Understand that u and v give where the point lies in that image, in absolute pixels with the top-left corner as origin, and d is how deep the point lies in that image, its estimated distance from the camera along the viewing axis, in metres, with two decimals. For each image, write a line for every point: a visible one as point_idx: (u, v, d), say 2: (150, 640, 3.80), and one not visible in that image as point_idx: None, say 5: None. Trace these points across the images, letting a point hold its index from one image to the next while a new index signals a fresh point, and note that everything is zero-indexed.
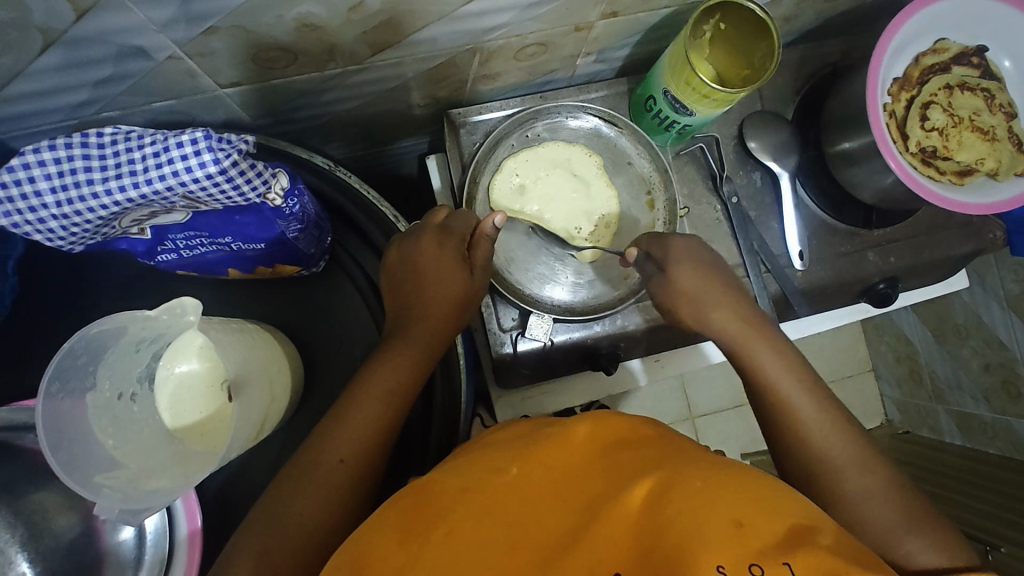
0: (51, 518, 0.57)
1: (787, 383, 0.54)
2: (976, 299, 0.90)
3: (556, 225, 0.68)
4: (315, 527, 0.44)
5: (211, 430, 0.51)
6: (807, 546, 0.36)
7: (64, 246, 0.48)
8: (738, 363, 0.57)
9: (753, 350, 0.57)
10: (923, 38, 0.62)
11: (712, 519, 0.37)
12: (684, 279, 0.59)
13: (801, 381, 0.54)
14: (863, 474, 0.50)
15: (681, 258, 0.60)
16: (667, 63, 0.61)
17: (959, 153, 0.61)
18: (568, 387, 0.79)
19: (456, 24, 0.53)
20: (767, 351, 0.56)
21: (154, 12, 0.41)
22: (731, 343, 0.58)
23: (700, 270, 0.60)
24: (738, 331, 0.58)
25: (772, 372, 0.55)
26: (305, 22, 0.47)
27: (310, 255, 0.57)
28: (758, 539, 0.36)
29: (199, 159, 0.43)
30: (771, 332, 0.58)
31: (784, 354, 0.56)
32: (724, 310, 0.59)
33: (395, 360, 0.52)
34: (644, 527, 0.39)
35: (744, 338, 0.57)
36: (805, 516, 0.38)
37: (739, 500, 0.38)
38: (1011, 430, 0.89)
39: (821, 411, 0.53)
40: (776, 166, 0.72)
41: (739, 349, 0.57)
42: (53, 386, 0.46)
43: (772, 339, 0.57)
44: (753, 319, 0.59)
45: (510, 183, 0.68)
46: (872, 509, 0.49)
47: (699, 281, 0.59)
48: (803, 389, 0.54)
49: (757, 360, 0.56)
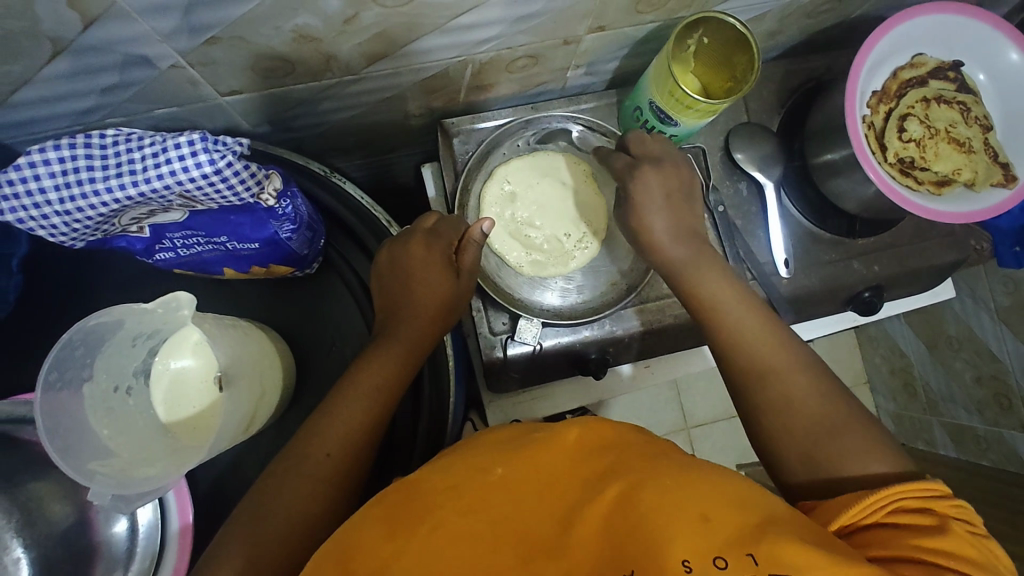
0: (46, 507, 0.58)
1: (723, 301, 0.55)
2: (967, 310, 0.91)
3: (549, 228, 0.70)
4: (302, 520, 0.46)
5: (203, 424, 0.52)
6: (773, 535, 0.37)
7: (66, 242, 0.50)
8: (681, 286, 0.58)
9: (695, 274, 0.57)
10: (900, 54, 0.64)
11: (685, 512, 0.38)
12: (646, 214, 0.60)
13: (740, 300, 0.54)
14: (795, 378, 0.49)
15: (657, 181, 0.61)
16: (652, 76, 0.63)
17: (935, 164, 0.63)
18: (560, 393, 0.80)
19: (447, 36, 0.55)
20: (709, 277, 0.56)
21: (158, 23, 0.44)
22: (675, 271, 0.59)
23: (662, 193, 0.61)
24: (683, 256, 0.58)
25: (709, 293, 0.56)
26: (302, 33, 0.49)
27: (304, 256, 0.59)
28: (729, 530, 0.37)
29: (196, 159, 0.45)
30: (714, 261, 0.58)
31: (722, 276, 0.57)
32: (669, 240, 0.59)
33: (385, 358, 0.53)
34: (621, 518, 0.39)
35: (686, 263, 0.58)
36: (773, 509, 0.39)
37: (715, 499, 0.39)
38: (1004, 442, 0.89)
39: (751, 320, 0.53)
40: (761, 176, 0.74)
41: (680, 272, 0.58)
42: (52, 376, 0.47)
43: (713, 264, 0.58)
44: (699, 248, 0.59)
45: (501, 189, 0.70)
46: (800, 413, 0.47)
47: (661, 208, 0.60)
48: (737, 304, 0.54)
49: (698, 283, 0.56)
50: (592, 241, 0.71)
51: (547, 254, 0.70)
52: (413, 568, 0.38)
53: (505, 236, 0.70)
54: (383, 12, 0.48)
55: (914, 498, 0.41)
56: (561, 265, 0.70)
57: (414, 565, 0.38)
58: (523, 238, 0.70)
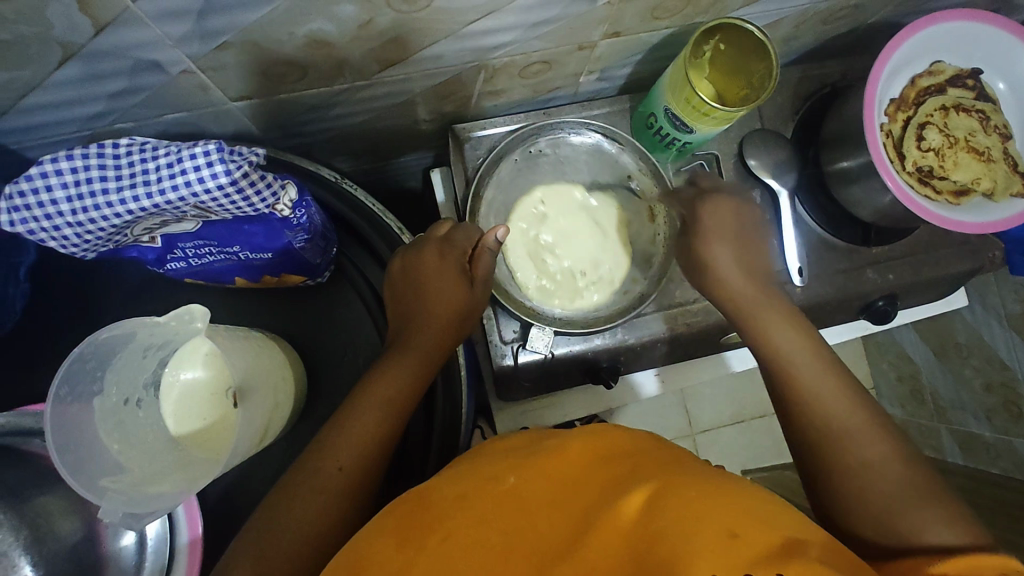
0: (53, 522, 0.57)
1: (796, 354, 0.53)
2: (978, 318, 0.90)
3: (570, 266, 0.70)
4: (316, 536, 0.45)
5: (214, 437, 0.51)
6: (801, 557, 0.34)
7: (77, 253, 0.49)
8: (748, 331, 0.57)
9: (764, 321, 0.56)
10: (918, 61, 0.64)
11: (704, 528, 0.36)
12: (713, 248, 0.60)
13: (814, 354, 0.53)
14: (870, 441, 0.47)
15: (720, 212, 0.62)
16: (668, 83, 0.62)
17: (954, 173, 0.62)
18: (571, 400, 0.80)
19: (461, 42, 0.55)
20: (780, 326, 0.55)
21: (169, 28, 0.43)
22: (743, 316, 0.58)
23: (730, 228, 0.61)
24: (750, 298, 0.58)
25: (778, 342, 0.54)
26: (315, 39, 0.48)
27: (316, 265, 0.58)
28: (753, 550, 0.35)
29: (212, 170, 0.44)
30: (784, 307, 0.57)
31: (794, 323, 0.56)
32: (737, 280, 0.59)
33: (397, 371, 0.52)
34: (636, 533, 0.38)
35: (755, 308, 0.57)
36: (798, 530, 0.37)
37: (735, 512, 0.37)
38: (1013, 450, 0.85)
39: (825, 375, 0.51)
40: (775, 183, 0.73)
41: (746, 317, 0.57)
42: (63, 390, 0.47)
43: (784, 312, 0.57)
44: (767, 292, 0.58)
45: (533, 208, 0.70)
46: (878, 479, 0.45)
47: (726, 243, 0.60)
48: (810, 357, 0.53)
49: (767, 330, 0.55)
50: (594, 296, 0.69)
51: (552, 291, 0.69)
52: None
53: (529, 270, 0.69)
54: (397, 17, 0.48)
55: (991, 567, 0.37)
56: (581, 307, 0.69)
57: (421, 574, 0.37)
58: (539, 261, 0.69)
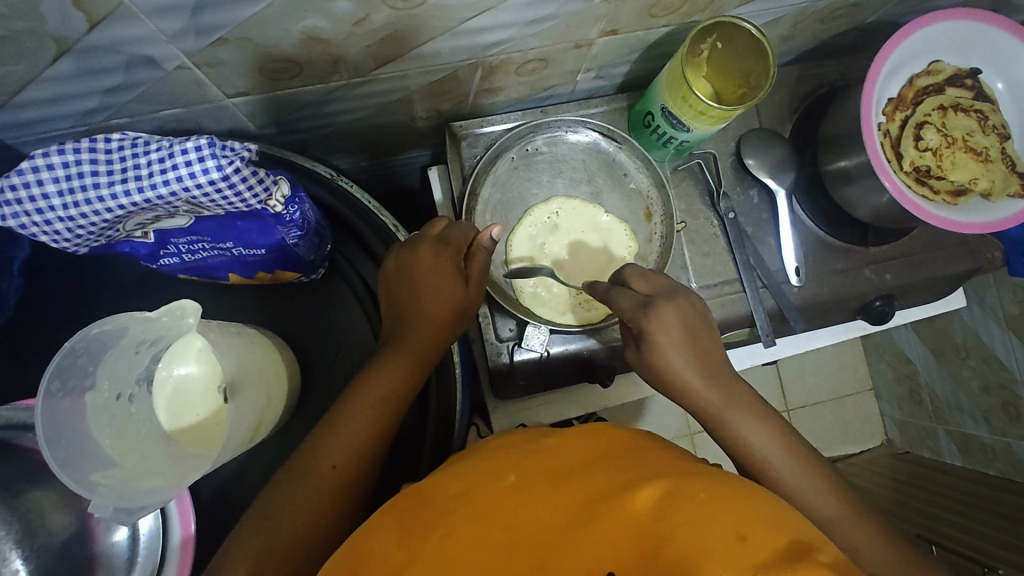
0: (46, 517, 0.57)
1: (769, 452, 0.53)
2: (976, 319, 0.90)
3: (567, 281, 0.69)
4: (310, 533, 0.45)
5: (206, 433, 0.52)
6: (808, 561, 0.34)
7: (70, 248, 0.49)
8: (718, 432, 0.55)
9: (733, 421, 0.54)
10: (917, 61, 0.63)
11: (714, 529, 0.36)
12: (673, 359, 0.55)
13: (785, 448, 0.53)
14: (852, 524, 0.50)
15: (671, 323, 0.55)
16: (665, 81, 0.62)
17: (952, 173, 0.61)
18: (567, 399, 0.79)
19: (458, 39, 0.55)
20: (749, 424, 0.54)
21: (164, 24, 0.43)
22: (713, 418, 0.55)
23: (686, 337, 0.55)
24: (714, 402, 0.54)
25: (751, 440, 0.53)
26: (311, 35, 0.48)
27: (311, 262, 0.58)
28: (761, 554, 0.35)
29: (203, 165, 0.44)
30: (748, 399, 0.55)
31: (761, 415, 0.55)
32: (704, 385, 0.54)
33: (393, 369, 0.52)
34: (643, 531, 0.37)
35: (723, 410, 0.54)
36: (802, 534, 0.37)
37: (742, 515, 0.37)
38: (1011, 452, 0.88)
39: (800, 467, 0.52)
40: (773, 183, 0.73)
41: (714, 418, 0.55)
42: (54, 385, 0.47)
43: (749, 406, 0.55)
44: (731, 387, 0.55)
45: (545, 218, 0.71)
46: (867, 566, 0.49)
47: (685, 351, 0.55)
48: (781, 450, 0.53)
49: (740, 431, 0.54)
50: (585, 317, 0.69)
51: (547, 308, 0.68)
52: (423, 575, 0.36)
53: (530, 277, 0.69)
54: (394, 14, 0.47)
55: None
56: (568, 321, 0.68)
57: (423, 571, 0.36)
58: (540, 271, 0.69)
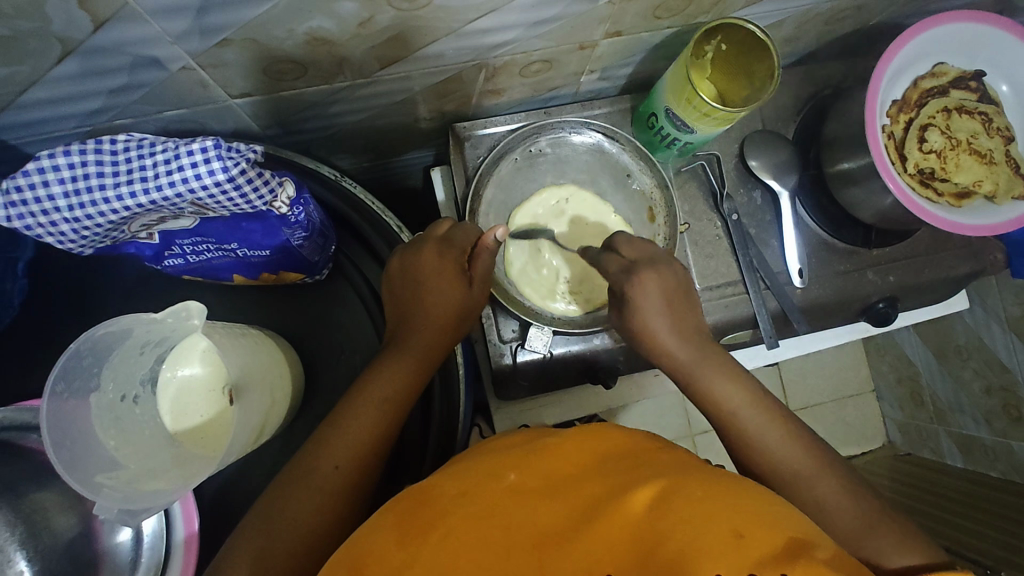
0: (50, 518, 0.57)
1: (740, 407, 0.53)
2: (979, 321, 0.90)
3: (563, 271, 0.70)
4: (313, 535, 0.45)
5: (211, 433, 0.52)
6: (805, 558, 0.34)
7: (74, 248, 0.49)
8: (691, 389, 0.56)
9: (704, 377, 0.55)
10: (921, 63, 0.63)
11: (711, 526, 0.36)
12: (646, 315, 0.56)
13: (756, 403, 0.53)
14: (824, 478, 0.49)
15: (650, 281, 0.56)
16: (669, 82, 0.62)
17: (957, 175, 0.61)
18: (570, 400, 0.79)
19: (462, 40, 0.54)
20: (723, 382, 0.54)
21: (169, 24, 0.43)
22: (685, 374, 0.56)
23: (664, 294, 0.57)
24: (686, 358, 0.55)
25: (722, 396, 0.54)
26: (315, 36, 0.48)
27: (315, 263, 0.58)
28: (758, 550, 0.35)
29: (209, 166, 0.44)
30: (724, 360, 0.56)
31: (733, 374, 0.55)
32: (677, 343, 0.56)
33: (395, 370, 0.52)
34: (643, 531, 0.37)
35: (694, 367, 0.55)
36: (800, 531, 0.37)
37: (739, 513, 0.37)
38: (1012, 453, 0.87)
39: (771, 423, 0.52)
40: (776, 185, 0.73)
41: (687, 376, 0.56)
42: (59, 386, 0.46)
43: (721, 364, 0.55)
44: (705, 347, 0.56)
45: (548, 205, 0.71)
46: (838, 519, 0.47)
47: (659, 308, 0.56)
48: (753, 405, 0.53)
49: (710, 386, 0.54)
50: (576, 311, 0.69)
51: (540, 296, 0.69)
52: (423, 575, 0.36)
53: (523, 253, 0.70)
54: (398, 15, 0.47)
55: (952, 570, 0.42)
56: (549, 307, 0.69)
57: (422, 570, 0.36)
58: (537, 258, 0.70)
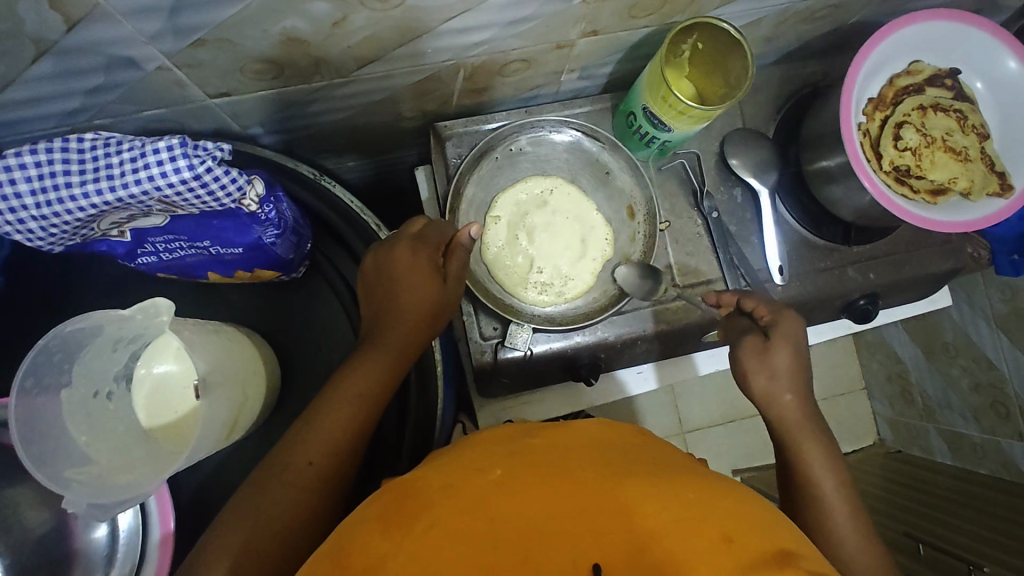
0: (22, 513, 0.58)
1: (828, 487, 0.55)
2: (965, 318, 0.90)
3: (535, 258, 0.70)
4: (282, 528, 0.45)
5: (184, 429, 0.52)
6: (792, 566, 0.36)
7: (44, 246, 0.49)
8: (785, 451, 0.58)
9: (805, 446, 0.57)
10: (895, 62, 0.64)
11: (704, 530, 0.37)
12: (778, 360, 0.58)
13: (844, 490, 0.55)
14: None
15: (786, 335, 0.59)
16: (644, 82, 0.62)
17: (931, 172, 0.62)
18: (552, 395, 0.81)
19: (438, 40, 0.55)
20: (820, 456, 0.57)
21: (142, 25, 0.43)
22: (789, 437, 0.58)
23: (795, 351, 0.59)
24: (796, 421, 0.58)
25: (814, 467, 0.56)
26: (290, 36, 0.49)
27: (290, 260, 0.59)
28: (748, 555, 0.37)
29: (175, 164, 0.45)
30: (824, 436, 0.58)
31: (831, 452, 0.57)
32: (790, 407, 0.58)
33: (371, 363, 0.53)
34: (634, 525, 0.37)
35: (799, 432, 0.58)
36: (781, 539, 0.39)
37: (729, 518, 0.39)
38: (1002, 450, 0.88)
39: (849, 513, 0.54)
40: (756, 182, 0.74)
41: (789, 434, 0.58)
42: (28, 381, 0.47)
43: (824, 439, 0.58)
44: (811, 412, 0.59)
45: (531, 192, 0.71)
46: None
47: (793, 350, 0.59)
48: (840, 489, 0.55)
49: (809, 455, 0.57)
50: (544, 301, 0.70)
51: (511, 281, 0.69)
52: (406, 566, 0.36)
53: (500, 237, 0.70)
54: (372, 15, 0.48)
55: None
56: (519, 295, 0.69)
57: (406, 562, 0.36)
58: (514, 242, 0.70)
